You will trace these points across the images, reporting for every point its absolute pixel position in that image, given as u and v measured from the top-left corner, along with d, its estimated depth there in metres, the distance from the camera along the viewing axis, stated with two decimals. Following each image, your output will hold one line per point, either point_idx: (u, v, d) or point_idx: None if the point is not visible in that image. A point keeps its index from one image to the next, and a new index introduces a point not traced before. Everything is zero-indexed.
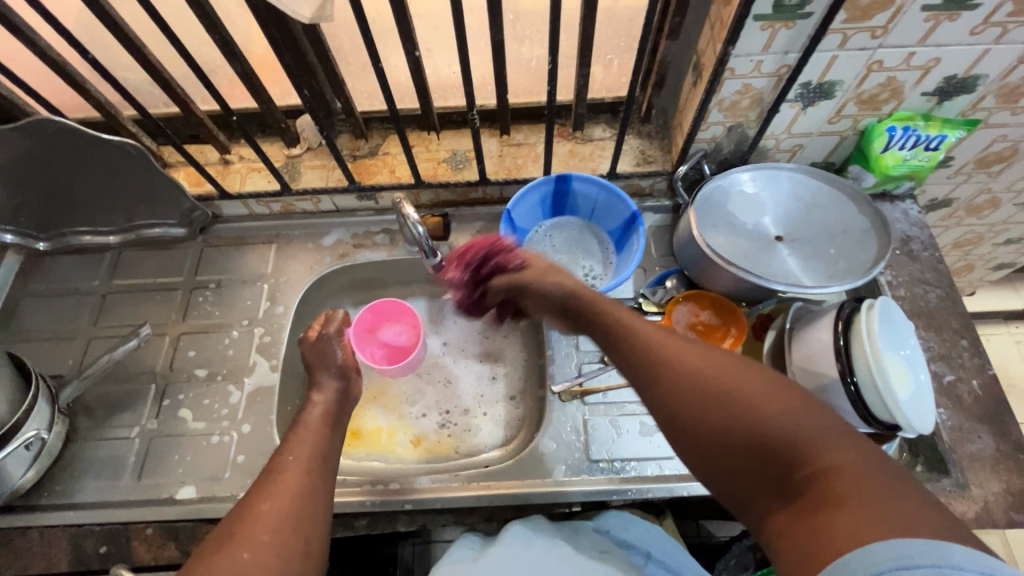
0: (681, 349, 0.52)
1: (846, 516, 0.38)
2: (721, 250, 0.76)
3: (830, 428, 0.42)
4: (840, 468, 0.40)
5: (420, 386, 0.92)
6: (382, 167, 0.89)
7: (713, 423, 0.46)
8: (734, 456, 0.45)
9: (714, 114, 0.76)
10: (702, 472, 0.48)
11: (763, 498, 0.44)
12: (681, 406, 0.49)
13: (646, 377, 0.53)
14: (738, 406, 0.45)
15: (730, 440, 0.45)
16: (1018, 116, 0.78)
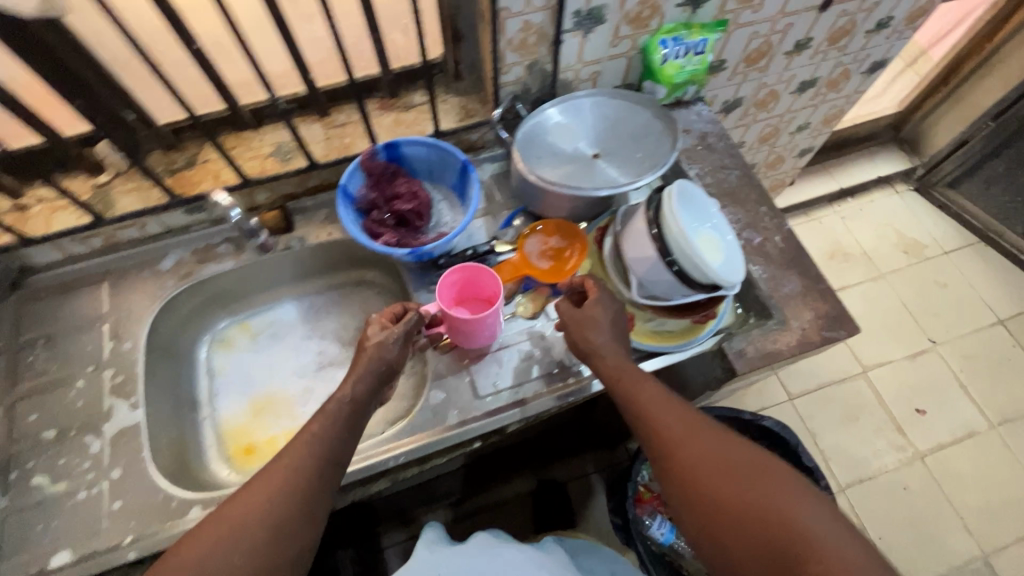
0: (707, 442, 0.63)
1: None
2: (548, 177, 0.82)
3: (836, 532, 0.55)
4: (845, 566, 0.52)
5: (308, 384, 0.91)
6: (204, 175, 0.86)
7: (735, 520, 0.57)
8: (753, 553, 0.56)
9: (509, 55, 0.81)
10: (707, 548, 0.59)
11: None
12: (703, 503, 0.59)
13: (673, 474, 0.63)
14: (758, 510, 0.57)
15: (751, 540, 0.56)
16: (759, 12, 0.92)
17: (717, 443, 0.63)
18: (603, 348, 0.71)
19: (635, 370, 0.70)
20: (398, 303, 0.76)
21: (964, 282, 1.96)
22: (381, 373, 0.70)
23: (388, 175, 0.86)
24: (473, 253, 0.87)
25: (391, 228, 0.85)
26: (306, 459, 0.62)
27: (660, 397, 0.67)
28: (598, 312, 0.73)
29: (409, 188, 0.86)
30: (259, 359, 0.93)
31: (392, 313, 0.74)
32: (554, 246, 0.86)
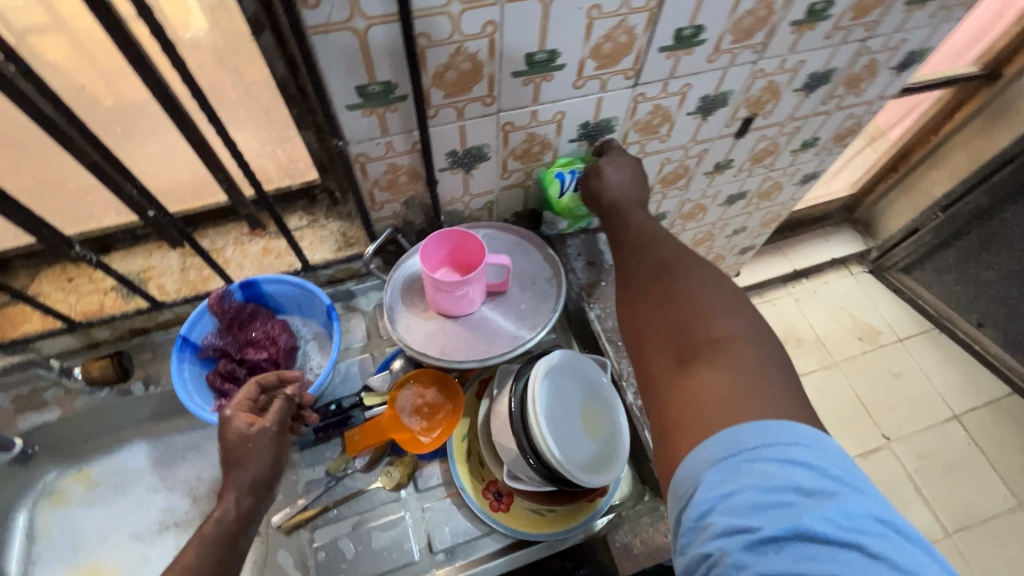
0: (679, 281, 0.62)
1: (707, 385, 0.52)
2: (416, 333, 0.73)
3: (767, 372, 0.53)
4: (743, 373, 0.52)
5: (145, 552, 0.79)
6: (30, 313, 0.75)
7: (663, 325, 0.60)
8: (656, 349, 0.60)
9: (379, 194, 0.73)
10: (626, 324, 0.65)
11: (663, 381, 0.57)
12: (646, 320, 0.62)
13: (625, 294, 0.66)
14: (679, 318, 0.59)
15: (662, 337, 0.59)
16: (667, 141, 0.86)
17: (654, 295, 0.63)
18: (626, 208, 0.73)
19: (657, 230, 0.70)
20: (251, 385, 0.66)
21: (919, 372, 1.90)
22: (265, 482, 0.60)
23: (246, 317, 0.76)
24: (336, 409, 0.76)
25: (240, 381, 0.73)
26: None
27: (659, 236, 0.69)
28: (613, 176, 0.74)
29: (267, 332, 0.76)
30: (93, 517, 0.81)
31: (247, 404, 0.64)
32: (429, 402, 0.76)
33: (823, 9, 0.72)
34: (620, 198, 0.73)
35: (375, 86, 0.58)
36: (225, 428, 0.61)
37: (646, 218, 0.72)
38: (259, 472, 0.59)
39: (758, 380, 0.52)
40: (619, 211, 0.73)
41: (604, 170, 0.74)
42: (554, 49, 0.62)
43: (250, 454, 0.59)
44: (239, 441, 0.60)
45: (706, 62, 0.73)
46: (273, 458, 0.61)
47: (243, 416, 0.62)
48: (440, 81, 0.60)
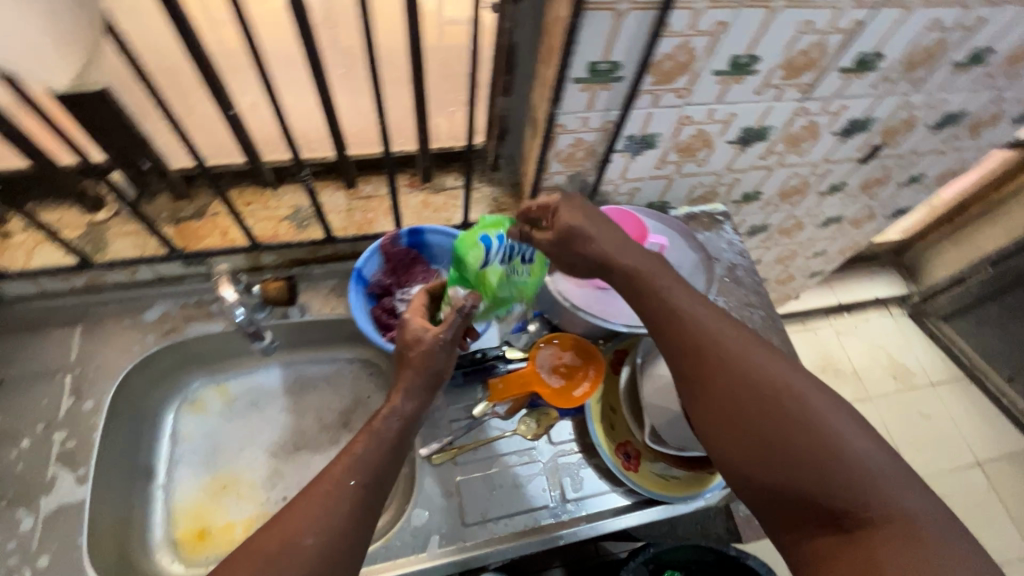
0: (790, 403, 0.54)
1: (889, 551, 0.48)
2: (572, 294, 0.80)
3: (933, 514, 0.49)
4: (916, 540, 0.47)
5: (278, 467, 0.83)
6: (212, 229, 0.80)
7: (789, 462, 0.53)
8: (778, 485, 0.53)
9: (554, 165, 0.79)
10: (730, 459, 0.56)
11: (805, 523, 0.53)
12: (760, 450, 0.54)
13: (708, 409, 0.58)
14: (794, 446, 0.52)
15: (789, 476, 0.52)
16: (804, 157, 0.92)
17: (755, 422, 0.55)
18: (652, 274, 0.65)
19: (698, 321, 0.61)
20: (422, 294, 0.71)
21: (946, 418, 1.97)
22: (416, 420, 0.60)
23: (408, 261, 0.82)
24: (482, 357, 0.81)
25: (401, 319, 0.78)
26: (317, 547, 0.50)
27: (721, 340, 0.59)
28: (596, 236, 0.67)
29: (426, 278, 0.81)
30: (231, 427, 0.85)
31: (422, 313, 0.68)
32: (567, 363, 0.81)
33: (983, 55, 0.78)
34: (643, 266, 0.66)
35: (605, 64, 0.63)
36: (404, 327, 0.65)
37: (699, 297, 0.64)
38: (429, 377, 0.61)
39: (924, 526, 0.48)
40: (670, 291, 0.64)
41: (590, 220, 0.68)
42: (756, 55, 0.68)
43: (419, 354, 0.61)
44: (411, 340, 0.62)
45: (869, 88, 0.79)
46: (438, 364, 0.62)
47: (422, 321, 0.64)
48: (655, 69, 0.66)
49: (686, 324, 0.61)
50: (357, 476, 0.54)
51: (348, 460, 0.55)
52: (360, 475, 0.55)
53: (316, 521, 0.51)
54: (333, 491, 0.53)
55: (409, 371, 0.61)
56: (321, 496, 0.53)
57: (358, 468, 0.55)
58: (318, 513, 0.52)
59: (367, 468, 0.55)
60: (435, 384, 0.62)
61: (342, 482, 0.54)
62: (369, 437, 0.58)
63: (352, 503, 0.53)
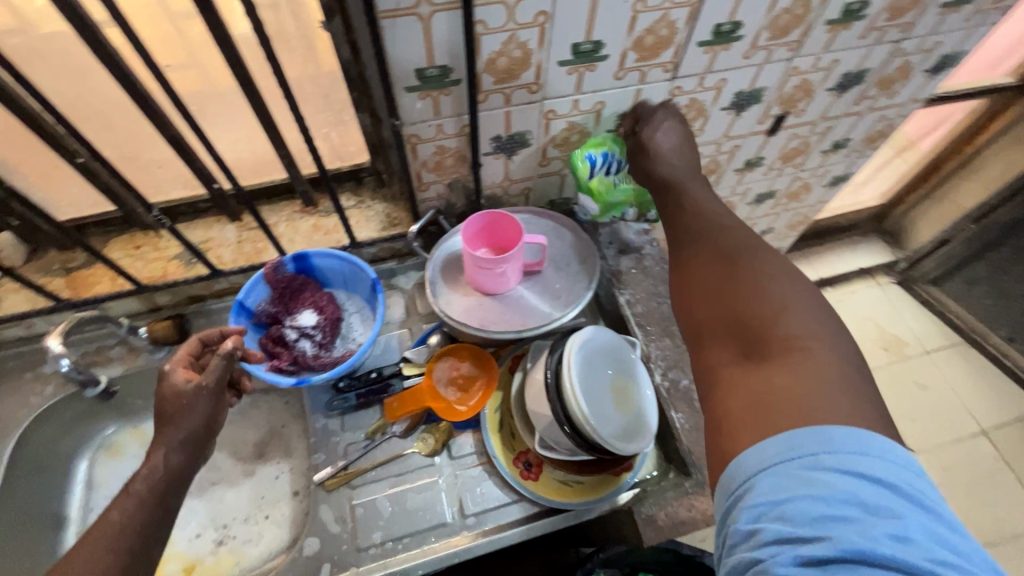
0: (743, 258, 0.60)
1: (786, 384, 0.49)
2: (457, 307, 0.78)
3: (840, 373, 0.50)
4: (816, 381, 0.49)
5: (192, 504, 0.83)
6: (100, 276, 0.81)
7: (730, 311, 0.57)
8: (715, 334, 0.57)
9: (425, 175, 0.78)
10: (685, 310, 0.63)
11: (726, 367, 0.55)
12: (712, 297, 0.59)
13: (679, 268, 0.65)
14: (733, 294, 0.57)
15: (726, 322, 0.57)
16: (701, 135, 0.89)
17: (709, 275, 0.61)
18: (683, 181, 0.72)
19: (710, 206, 0.69)
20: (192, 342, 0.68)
21: (945, 385, 1.87)
22: (202, 437, 0.62)
23: (296, 287, 0.82)
24: (376, 376, 0.80)
25: (288, 346, 0.78)
26: None
27: (719, 221, 0.65)
28: (664, 142, 0.74)
29: (315, 302, 0.81)
30: None
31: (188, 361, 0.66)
32: (464, 374, 0.80)
33: (858, 9, 0.74)
34: (684, 173, 0.72)
35: (433, 69, 0.62)
36: (163, 383, 0.62)
37: (713, 195, 0.70)
38: (206, 421, 0.62)
39: (828, 379, 0.49)
40: (688, 188, 0.71)
41: (660, 128, 0.75)
42: (599, 40, 0.66)
43: (183, 408, 0.61)
44: (172, 396, 0.61)
45: (742, 58, 0.76)
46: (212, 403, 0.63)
47: (185, 373, 0.63)
48: (492, 68, 0.65)
49: (708, 207, 0.68)
50: (114, 540, 0.53)
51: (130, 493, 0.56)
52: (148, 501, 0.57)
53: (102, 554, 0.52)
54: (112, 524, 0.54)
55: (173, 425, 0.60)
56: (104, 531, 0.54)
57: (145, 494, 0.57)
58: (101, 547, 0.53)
59: (147, 497, 0.57)
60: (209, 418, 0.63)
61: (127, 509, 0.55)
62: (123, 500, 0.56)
63: (133, 529, 0.55)
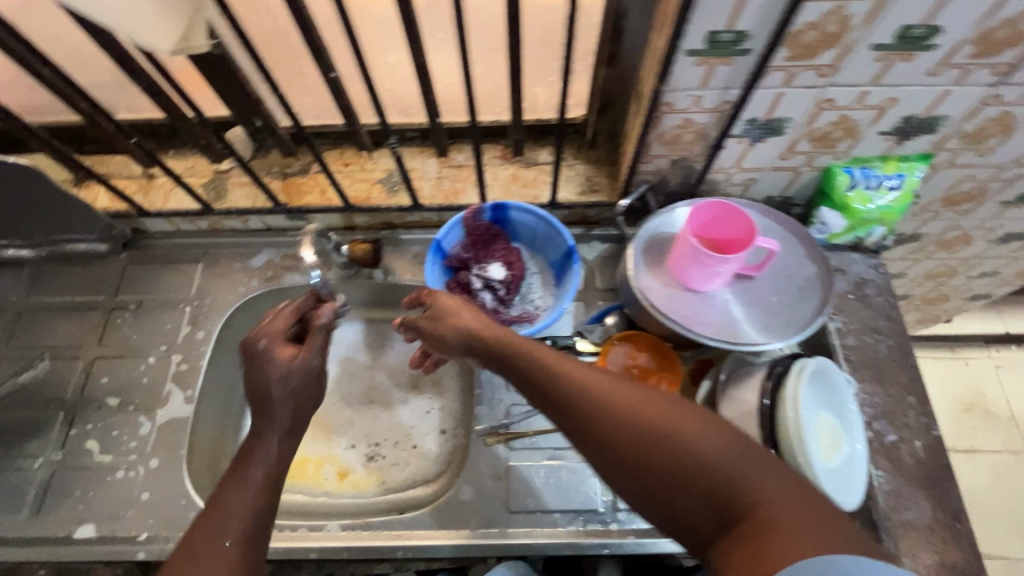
0: (661, 433, 0.47)
1: (796, 533, 0.41)
2: (656, 295, 0.72)
3: (802, 502, 0.44)
4: (825, 530, 0.42)
5: (351, 416, 0.89)
6: (312, 187, 0.85)
7: (648, 465, 0.47)
8: (679, 500, 0.46)
9: (656, 147, 0.70)
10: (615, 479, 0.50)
11: (711, 537, 0.45)
12: (638, 469, 0.47)
13: (575, 427, 0.52)
14: (638, 433, 0.48)
15: (688, 489, 0.46)
16: (986, 156, 0.73)
17: (624, 434, 0.49)
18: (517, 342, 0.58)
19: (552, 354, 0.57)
20: (283, 314, 0.70)
21: None
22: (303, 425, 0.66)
23: (488, 237, 0.80)
24: (550, 345, 0.77)
25: (474, 296, 0.78)
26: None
27: (575, 363, 0.55)
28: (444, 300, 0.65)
29: (505, 256, 0.79)
30: None
31: (285, 332, 0.69)
32: (640, 365, 0.75)
33: None
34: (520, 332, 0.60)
35: (729, 34, 0.54)
36: (260, 362, 0.65)
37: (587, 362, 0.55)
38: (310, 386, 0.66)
39: (809, 511, 0.43)
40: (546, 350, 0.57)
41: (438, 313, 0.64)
42: (939, 26, 0.54)
43: (282, 383, 0.64)
44: (274, 372, 0.64)
45: None
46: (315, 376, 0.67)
47: (285, 350, 0.66)
48: (794, 41, 0.55)
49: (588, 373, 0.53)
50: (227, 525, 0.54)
51: (247, 476, 0.59)
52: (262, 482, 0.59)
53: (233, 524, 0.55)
54: (238, 497, 0.57)
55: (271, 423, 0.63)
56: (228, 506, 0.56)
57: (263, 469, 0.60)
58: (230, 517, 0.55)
59: (267, 478, 0.59)
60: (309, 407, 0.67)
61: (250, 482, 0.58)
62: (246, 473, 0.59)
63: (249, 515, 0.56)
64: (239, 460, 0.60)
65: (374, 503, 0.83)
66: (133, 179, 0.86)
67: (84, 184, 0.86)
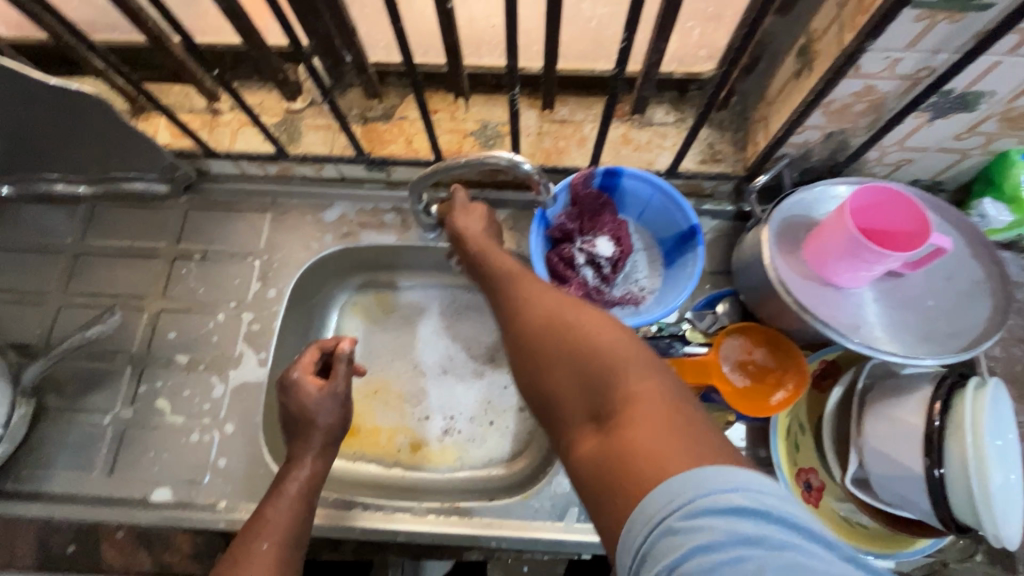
0: (571, 326, 0.49)
1: (652, 427, 0.38)
2: (795, 287, 0.64)
3: (664, 400, 0.40)
4: (639, 419, 0.39)
5: (424, 386, 0.84)
6: (396, 135, 0.75)
7: (567, 358, 0.47)
8: (559, 377, 0.47)
9: (815, 117, 0.60)
10: (527, 374, 0.50)
11: (578, 431, 0.44)
12: (547, 358, 0.49)
13: (508, 314, 0.55)
14: (560, 332, 0.49)
15: (570, 368, 0.47)
16: None
17: (542, 330, 0.50)
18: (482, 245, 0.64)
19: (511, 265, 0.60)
20: (314, 349, 0.67)
21: None
22: (314, 491, 0.60)
23: (596, 207, 0.71)
24: (657, 332, 0.70)
25: (578, 272, 0.70)
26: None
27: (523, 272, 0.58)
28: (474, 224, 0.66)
29: (614, 230, 0.71)
30: (385, 334, 0.86)
31: (314, 365, 0.66)
32: (757, 362, 0.68)
33: None
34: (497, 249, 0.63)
35: None
36: (293, 393, 0.64)
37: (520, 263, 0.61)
38: (329, 434, 0.63)
39: (675, 416, 0.39)
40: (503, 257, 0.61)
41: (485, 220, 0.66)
42: None
43: (320, 413, 0.63)
44: (314, 405, 0.63)
45: None
46: (332, 426, 0.63)
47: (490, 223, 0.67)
48: None
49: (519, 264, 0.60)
50: (280, 532, 0.56)
51: (245, 568, 0.52)
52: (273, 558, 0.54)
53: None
54: None
55: (279, 499, 0.58)
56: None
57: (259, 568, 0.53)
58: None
59: (301, 491, 0.59)
60: (320, 480, 0.61)
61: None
62: (282, 500, 0.58)
63: (294, 518, 0.57)
64: (238, 554, 0.54)
65: (450, 479, 0.79)
66: (195, 113, 0.77)
67: (143, 116, 0.77)
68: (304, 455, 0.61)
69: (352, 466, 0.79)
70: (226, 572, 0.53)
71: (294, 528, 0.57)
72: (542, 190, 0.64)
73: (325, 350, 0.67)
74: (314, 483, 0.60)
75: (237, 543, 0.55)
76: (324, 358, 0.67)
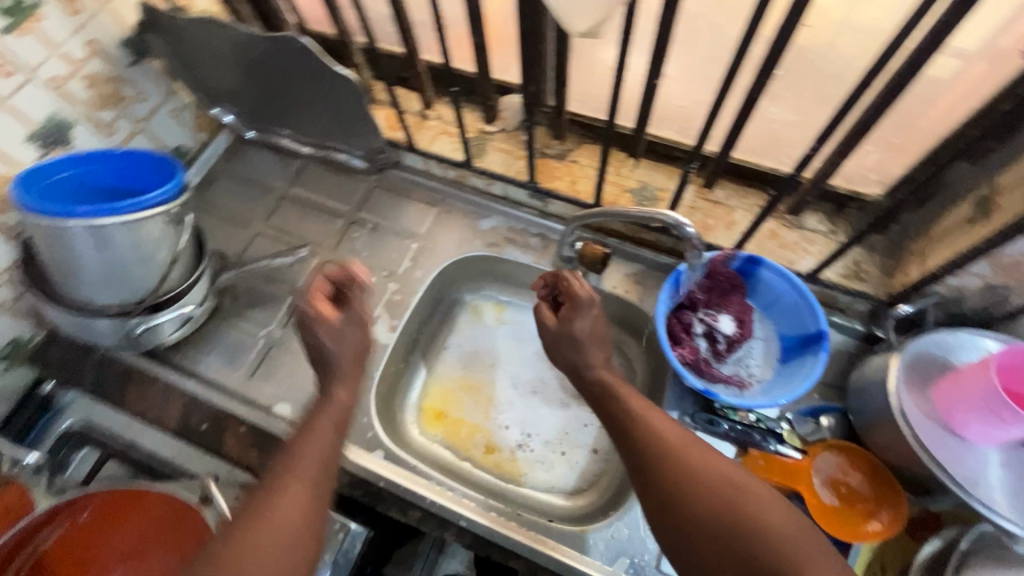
0: (736, 509, 0.53)
1: None
2: (915, 424, 0.63)
3: None
4: None
5: (514, 398, 0.90)
6: (564, 174, 0.86)
7: (732, 545, 0.52)
8: (723, 562, 0.52)
9: (980, 265, 0.61)
10: (680, 544, 0.54)
11: None
12: (711, 539, 0.53)
13: (654, 476, 0.57)
14: (725, 518, 0.53)
15: (738, 560, 0.51)
16: None
17: (704, 509, 0.54)
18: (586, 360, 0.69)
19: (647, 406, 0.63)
20: (324, 278, 0.70)
21: None
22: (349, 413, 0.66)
23: (728, 286, 0.75)
24: (755, 422, 0.71)
25: (693, 339, 0.74)
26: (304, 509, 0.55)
27: (667, 427, 0.60)
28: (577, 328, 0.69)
29: (739, 311, 0.75)
30: (493, 341, 0.94)
31: (323, 295, 0.69)
32: (851, 486, 0.67)
33: None
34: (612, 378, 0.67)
35: None
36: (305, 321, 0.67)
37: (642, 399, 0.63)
38: (346, 371, 0.67)
39: None
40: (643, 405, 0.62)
41: (574, 317, 0.69)
42: None
43: (336, 347, 0.67)
44: (330, 336, 0.67)
45: None
46: (335, 360, 0.67)
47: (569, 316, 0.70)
48: None
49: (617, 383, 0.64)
50: (309, 467, 0.58)
51: (276, 500, 0.55)
52: (307, 480, 0.57)
53: (276, 535, 0.53)
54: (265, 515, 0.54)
55: (310, 436, 0.61)
56: (275, 517, 0.54)
57: (299, 495, 0.56)
58: (270, 531, 0.53)
59: (331, 422, 0.63)
60: (345, 414, 0.66)
61: (293, 505, 0.55)
62: (320, 437, 0.61)
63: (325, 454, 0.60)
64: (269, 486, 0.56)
65: (513, 491, 0.83)
66: (409, 113, 0.93)
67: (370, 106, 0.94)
68: (337, 392, 0.66)
69: (431, 446, 0.86)
70: (255, 506, 0.55)
71: (321, 467, 0.59)
72: (693, 253, 0.67)
73: (336, 279, 0.70)
74: (337, 413, 0.65)
75: (277, 466, 0.59)
76: (332, 288, 0.70)
